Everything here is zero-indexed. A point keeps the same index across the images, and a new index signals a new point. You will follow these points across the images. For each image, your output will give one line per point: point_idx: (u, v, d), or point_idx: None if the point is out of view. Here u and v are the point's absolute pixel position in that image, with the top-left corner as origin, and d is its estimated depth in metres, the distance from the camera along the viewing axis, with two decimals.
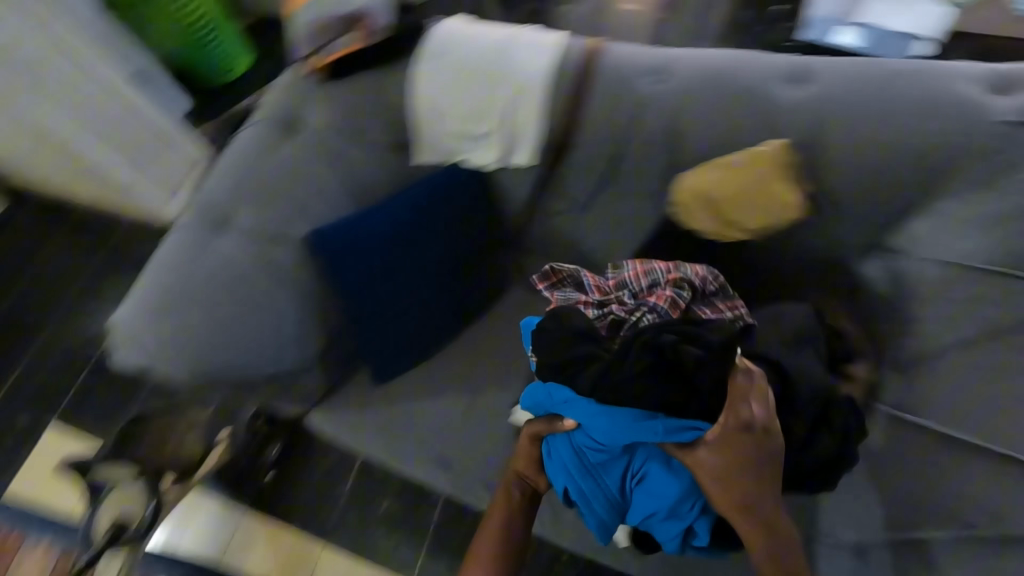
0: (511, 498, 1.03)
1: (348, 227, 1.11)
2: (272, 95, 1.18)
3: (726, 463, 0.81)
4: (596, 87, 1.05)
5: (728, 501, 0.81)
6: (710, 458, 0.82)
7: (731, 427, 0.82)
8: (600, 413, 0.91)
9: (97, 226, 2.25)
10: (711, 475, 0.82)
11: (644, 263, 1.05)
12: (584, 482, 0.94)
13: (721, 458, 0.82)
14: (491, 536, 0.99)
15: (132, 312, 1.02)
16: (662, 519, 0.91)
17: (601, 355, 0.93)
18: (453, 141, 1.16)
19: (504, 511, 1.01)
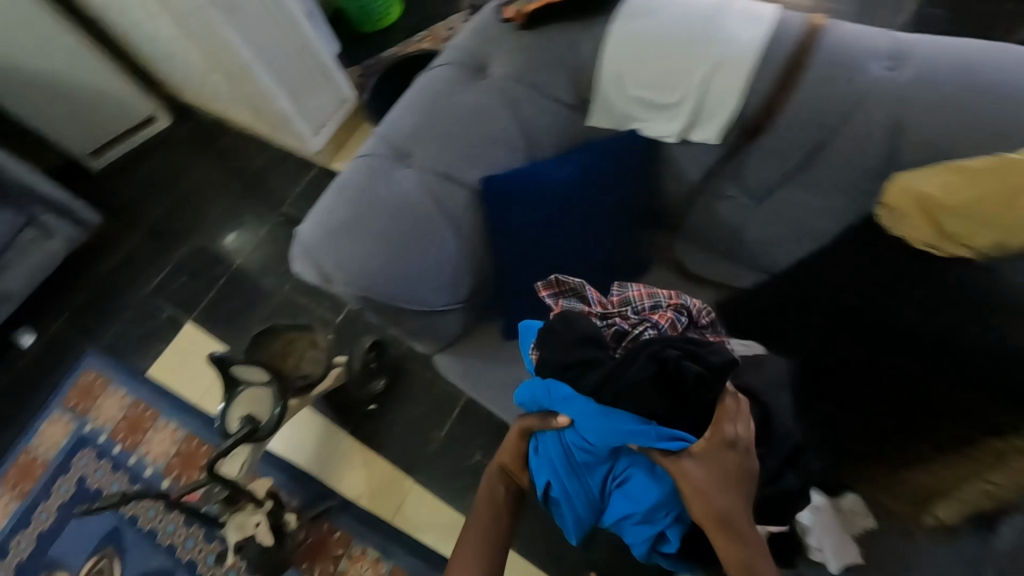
0: (495, 496, 1.04)
1: (519, 179, 1.10)
2: (460, 41, 1.20)
3: (712, 478, 0.82)
4: (813, 66, 0.97)
5: (711, 517, 0.82)
6: (700, 472, 0.82)
7: (722, 441, 0.83)
8: (599, 413, 0.87)
9: (251, 150, 2.45)
10: (695, 488, 0.82)
11: (648, 287, 1.03)
12: (569, 480, 0.93)
13: (704, 473, 0.82)
14: (480, 537, 1.01)
15: (315, 228, 1.07)
16: (637, 522, 0.90)
17: (604, 365, 0.89)
18: (635, 107, 1.12)
19: (491, 513, 1.03)
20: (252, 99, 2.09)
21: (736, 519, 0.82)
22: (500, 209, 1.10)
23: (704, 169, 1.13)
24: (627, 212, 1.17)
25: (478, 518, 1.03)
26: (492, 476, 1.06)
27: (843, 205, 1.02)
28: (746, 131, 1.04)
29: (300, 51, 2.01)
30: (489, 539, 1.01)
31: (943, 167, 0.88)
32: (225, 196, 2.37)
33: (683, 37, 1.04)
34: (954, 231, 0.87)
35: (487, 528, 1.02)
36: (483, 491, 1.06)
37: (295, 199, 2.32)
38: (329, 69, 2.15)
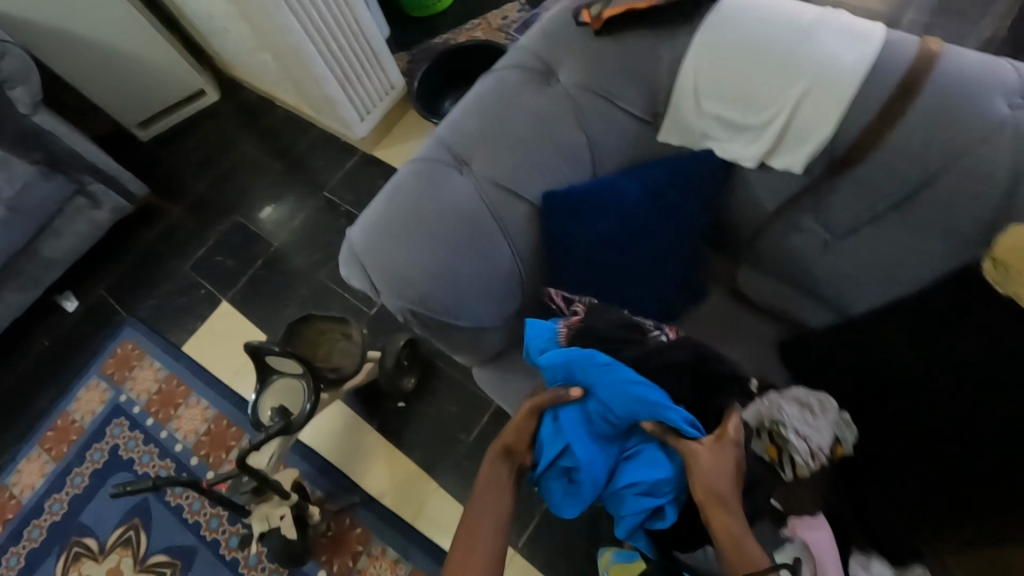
0: (500, 478, 0.96)
1: (583, 194, 1.03)
2: (528, 41, 1.13)
3: (719, 464, 0.86)
4: (922, 96, 0.88)
5: (707, 500, 0.85)
6: (705, 457, 0.86)
7: (730, 439, 0.89)
8: (637, 384, 0.90)
9: (296, 131, 2.42)
10: (700, 469, 0.86)
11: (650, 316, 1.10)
12: (585, 451, 0.93)
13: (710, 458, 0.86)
14: (492, 522, 0.92)
15: (368, 233, 1.02)
16: (639, 493, 0.94)
17: (637, 347, 0.98)
18: (712, 125, 1.04)
19: (499, 494, 0.94)
20: (301, 82, 2.04)
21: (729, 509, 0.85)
22: (561, 227, 1.04)
23: (783, 199, 1.04)
24: (696, 235, 1.09)
25: (485, 503, 0.93)
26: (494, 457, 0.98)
27: (936, 251, 0.93)
28: (836, 164, 0.96)
29: (351, 36, 1.97)
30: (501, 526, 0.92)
31: None
32: (267, 176, 2.35)
33: (777, 53, 0.95)
34: None
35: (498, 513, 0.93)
36: (484, 474, 0.97)
37: (336, 184, 2.29)
38: (378, 55, 2.11)
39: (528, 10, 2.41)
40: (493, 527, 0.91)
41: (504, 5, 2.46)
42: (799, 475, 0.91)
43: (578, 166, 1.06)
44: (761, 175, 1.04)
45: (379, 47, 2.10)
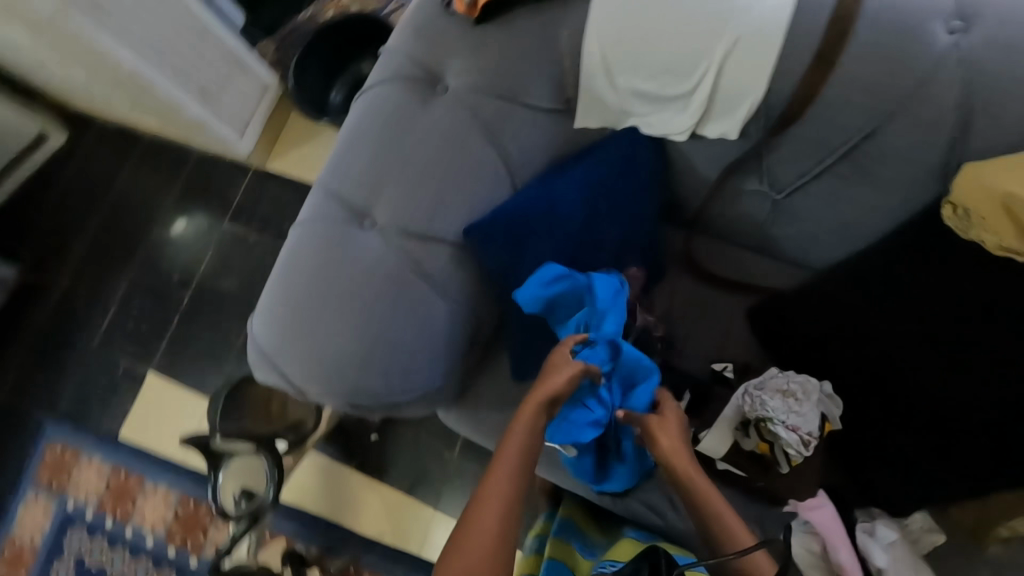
0: (520, 448, 0.78)
1: (509, 218, 0.90)
2: (401, 42, 0.94)
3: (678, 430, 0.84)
4: (858, 31, 0.77)
5: (677, 471, 0.82)
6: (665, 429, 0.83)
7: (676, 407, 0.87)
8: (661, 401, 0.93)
9: (170, 160, 2.07)
10: (667, 441, 0.83)
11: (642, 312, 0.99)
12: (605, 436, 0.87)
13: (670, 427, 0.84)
14: (498, 500, 0.74)
15: (280, 324, 0.88)
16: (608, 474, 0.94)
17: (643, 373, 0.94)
18: (634, 100, 0.90)
19: (521, 453, 0.78)
20: (155, 108, 1.73)
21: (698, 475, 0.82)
22: (495, 259, 0.91)
23: (724, 165, 0.94)
24: (644, 224, 0.98)
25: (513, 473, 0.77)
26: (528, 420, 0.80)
27: (891, 197, 0.87)
28: (776, 123, 0.86)
29: (200, 42, 1.63)
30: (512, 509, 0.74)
31: None
32: (153, 218, 2.01)
33: (690, 9, 0.81)
34: None
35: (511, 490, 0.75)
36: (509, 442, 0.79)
37: (235, 211, 1.97)
38: (237, 56, 1.75)
39: None
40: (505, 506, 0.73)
41: None
42: (795, 464, 0.88)
43: (496, 182, 0.92)
44: (697, 145, 0.93)
45: (241, 50, 1.77)
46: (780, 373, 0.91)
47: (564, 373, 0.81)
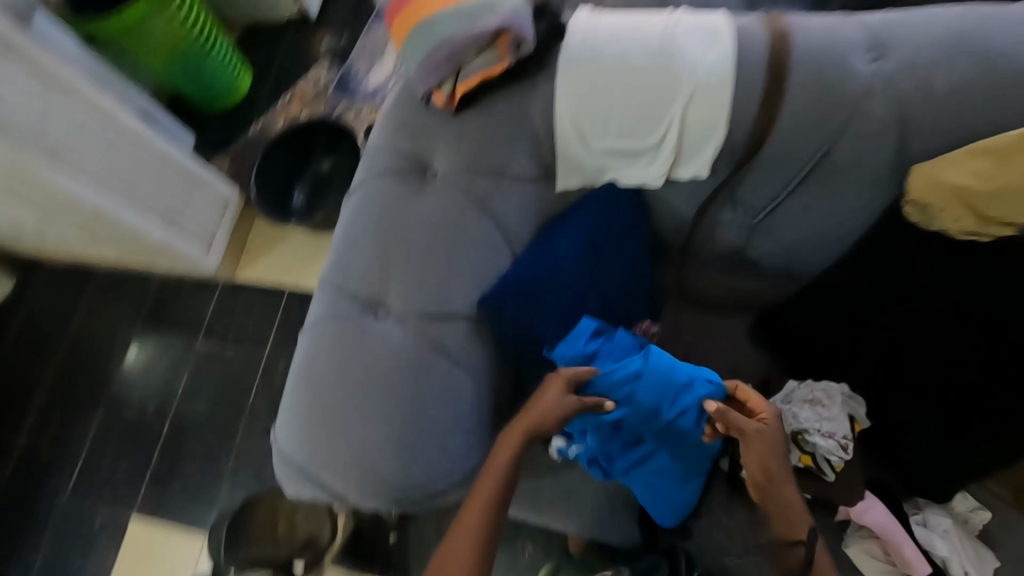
0: (505, 463, 0.85)
1: (514, 285, 0.93)
2: (382, 139, 0.99)
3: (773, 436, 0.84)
4: (794, 70, 0.87)
5: (774, 476, 0.84)
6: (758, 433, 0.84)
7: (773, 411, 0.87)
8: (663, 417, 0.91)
9: (129, 287, 1.99)
10: (762, 449, 0.84)
11: None
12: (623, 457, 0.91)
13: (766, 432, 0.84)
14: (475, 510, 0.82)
15: (308, 430, 0.86)
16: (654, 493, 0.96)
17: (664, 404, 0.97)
18: (608, 159, 0.96)
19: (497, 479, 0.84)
20: (115, 239, 1.69)
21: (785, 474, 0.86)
22: (509, 327, 0.93)
23: (699, 203, 1.01)
24: (640, 267, 1.04)
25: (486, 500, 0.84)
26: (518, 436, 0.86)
27: (852, 205, 0.95)
28: (740, 158, 0.93)
29: (157, 168, 1.63)
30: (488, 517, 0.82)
31: (966, 148, 0.84)
32: (117, 353, 1.90)
33: (646, 72, 0.90)
34: (994, 213, 0.82)
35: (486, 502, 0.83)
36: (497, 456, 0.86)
37: (207, 329, 1.90)
38: (194, 174, 1.75)
39: (338, 68, 2.16)
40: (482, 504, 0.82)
41: (310, 70, 2.19)
42: (839, 470, 0.89)
43: (496, 252, 0.95)
44: (671, 189, 0.99)
45: (198, 169, 1.77)
46: (801, 384, 0.95)
47: (554, 402, 0.85)
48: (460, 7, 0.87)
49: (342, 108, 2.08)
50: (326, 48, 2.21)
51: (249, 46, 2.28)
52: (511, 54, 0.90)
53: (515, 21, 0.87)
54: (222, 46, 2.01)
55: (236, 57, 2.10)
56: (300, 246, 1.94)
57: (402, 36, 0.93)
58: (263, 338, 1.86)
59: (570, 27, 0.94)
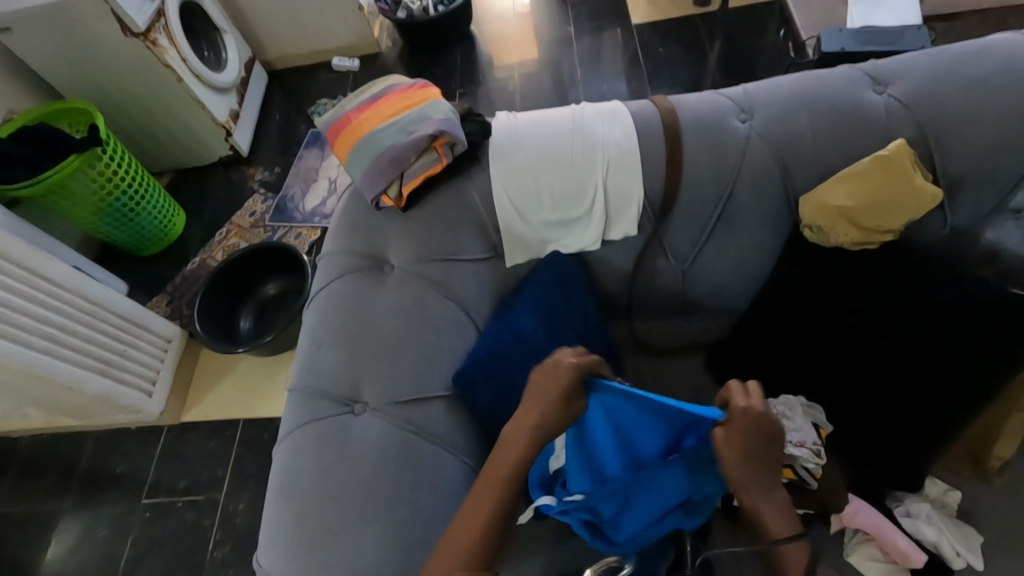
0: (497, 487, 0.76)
1: (484, 358, 0.96)
2: (338, 244, 1.05)
3: (749, 437, 0.72)
4: (685, 135, 1.03)
5: (738, 480, 0.73)
6: (729, 434, 0.73)
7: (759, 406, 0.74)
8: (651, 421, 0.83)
9: (59, 452, 1.81)
10: (734, 450, 0.72)
11: None
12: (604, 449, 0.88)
13: (744, 430, 0.72)
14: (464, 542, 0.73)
15: (294, 547, 0.81)
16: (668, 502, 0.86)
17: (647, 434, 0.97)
18: (546, 231, 1.07)
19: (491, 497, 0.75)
20: (46, 400, 1.57)
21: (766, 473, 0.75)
22: (486, 399, 0.94)
23: (635, 256, 1.12)
24: (594, 325, 1.08)
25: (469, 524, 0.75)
26: (524, 435, 0.77)
27: (763, 238, 1.08)
28: (660, 212, 1.06)
29: (93, 316, 1.58)
30: (481, 549, 0.72)
31: (834, 177, 0.98)
32: (47, 529, 1.69)
33: (566, 154, 1.03)
34: (872, 224, 0.96)
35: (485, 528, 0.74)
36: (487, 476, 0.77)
37: (152, 484, 1.72)
38: (133, 317, 1.70)
39: (273, 196, 2.25)
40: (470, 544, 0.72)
41: (246, 201, 2.26)
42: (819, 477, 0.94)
43: (463, 330, 0.99)
44: (607, 249, 1.10)
45: (141, 314, 1.73)
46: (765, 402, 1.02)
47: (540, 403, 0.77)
48: (398, 121, 1.01)
49: (282, 232, 2.15)
50: (259, 179, 2.31)
51: (182, 189, 2.34)
52: (448, 154, 1.01)
53: (448, 126, 1.00)
54: (153, 190, 2.07)
55: (168, 199, 2.15)
56: (251, 372, 1.88)
57: (352, 147, 1.03)
58: (217, 478, 1.70)
59: (493, 128, 1.08)
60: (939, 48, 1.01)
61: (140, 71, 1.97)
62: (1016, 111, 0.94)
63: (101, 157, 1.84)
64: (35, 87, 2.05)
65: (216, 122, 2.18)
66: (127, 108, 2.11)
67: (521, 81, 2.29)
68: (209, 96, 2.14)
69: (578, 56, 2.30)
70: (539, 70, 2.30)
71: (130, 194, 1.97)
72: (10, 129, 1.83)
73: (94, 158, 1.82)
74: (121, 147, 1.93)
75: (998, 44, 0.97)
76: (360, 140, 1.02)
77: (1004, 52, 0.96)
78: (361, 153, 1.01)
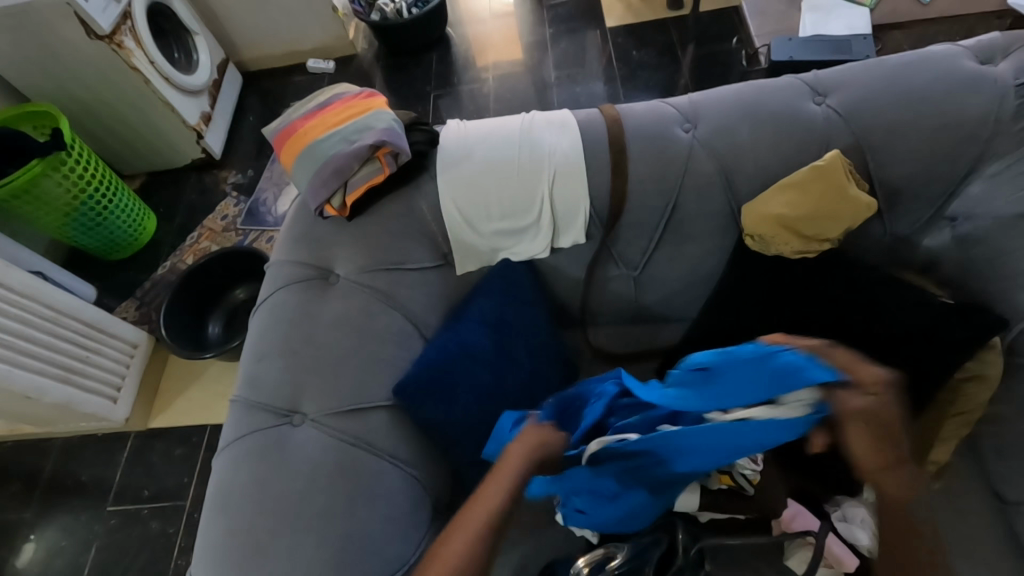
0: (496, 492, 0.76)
1: (426, 368, 0.95)
2: (284, 255, 1.04)
3: (890, 417, 0.66)
4: (631, 144, 1.04)
5: (880, 469, 0.67)
6: (863, 411, 0.66)
7: (888, 384, 0.66)
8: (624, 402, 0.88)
9: (22, 460, 1.78)
10: (861, 434, 0.66)
11: None
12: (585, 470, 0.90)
13: (873, 412, 0.65)
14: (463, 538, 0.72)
15: (225, 562, 0.80)
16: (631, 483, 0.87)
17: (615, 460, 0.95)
18: (495, 240, 1.07)
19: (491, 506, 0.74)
20: (8, 410, 1.55)
21: (907, 465, 0.68)
22: (429, 411, 0.94)
23: (586, 265, 1.12)
24: (545, 332, 1.08)
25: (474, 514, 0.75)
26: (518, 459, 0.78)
27: (710, 247, 1.09)
28: (608, 220, 1.07)
29: (54, 324, 1.55)
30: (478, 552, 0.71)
31: (774, 186, 1.00)
32: (11, 538, 1.66)
33: (513, 162, 1.03)
34: (812, 232, 0.97)
35: (479, 531, 0.72)
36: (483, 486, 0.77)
37: (118, 491, 1.70)
38: (96, 323, 1.67)
39: (246, 199, 2.24)
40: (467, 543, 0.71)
41: (218, 205, 2.25)
42: (756, 483, 0.95)
43: (408, 340, 0.99)
44: (558, 256, 1.10)
45: (107, 320, 1.71)
46: None
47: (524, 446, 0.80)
48: (343, 131, 1.02)
49: (253, 235, 2.14)
50: (231, 182, 2.29)
51: (153, 193, 2.32)
52: (391, 163, 1.01)
53: (391, 136, 0.99)
54: (121, 194, 2.04)
55: (138, 203, 2.12)
56: (220, 380, 1.86)
57: (300, 155, 1.03)
58: (183, 486, 1.69)
59: (442, 138, 1.08)
60: (878, 58, 1.03)
61: (106, 75, 1.95)
62: (951, 122, 0.95)
63: (66, 161, 1.81)
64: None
65: (187, 125, 2.15)
66: (94, 111, 2.08)
67: (495, 84, 2.29)
68: (179, 98, 2.12)
69: (553, 60, 2.30)
70: (514, 73, 2.30)
71: (97, 199, 1.94)
72: None
73: (58, 163, 1.79)
74: (87, 150, 1.90)
75: (935, 55, 0.99)
76: (306, 150, 1.02)
77: (939, 62, 0.98)
78: (307, 163, 1.02)
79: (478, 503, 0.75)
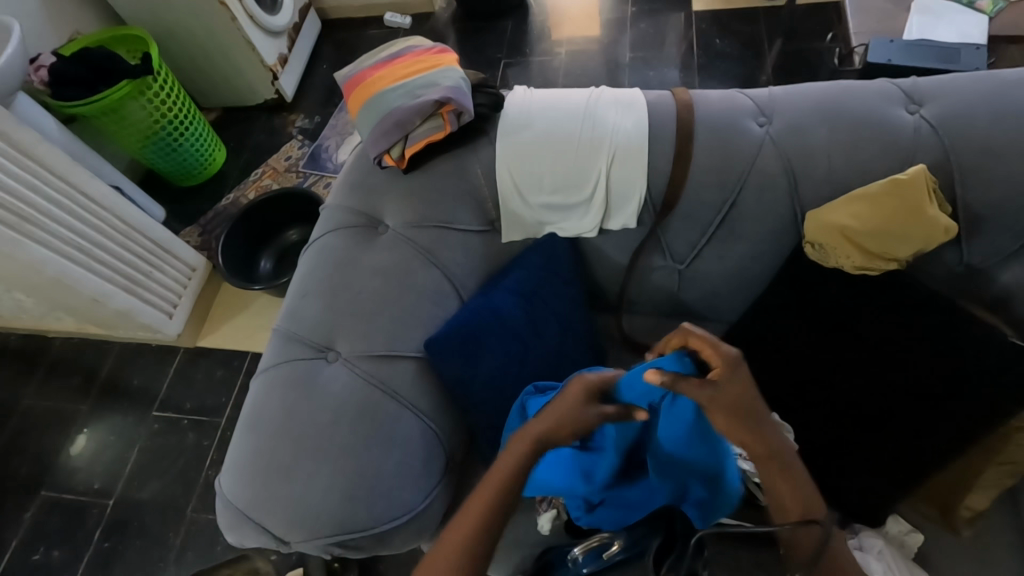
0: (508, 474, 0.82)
1: (457, 328, 0.97)
2: (337, 199, 1.08)
3: (733, 398, 0.74)
4: (697, 131, 1.00)
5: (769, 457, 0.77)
6: (712, 401, 0.73)
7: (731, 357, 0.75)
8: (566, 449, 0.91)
9: (85, 359, 1.94)
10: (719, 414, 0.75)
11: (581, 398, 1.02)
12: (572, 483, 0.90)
13: (716, 401, 0.73)
14: (468, 524, 0.80)
15: (250, 476, 0.88)
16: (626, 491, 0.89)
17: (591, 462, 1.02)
18: (545, 213, 1.06)
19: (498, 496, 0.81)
20: (79, 310, 1.68)
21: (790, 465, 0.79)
22: (454, 368, 0.96)
23: (631, 251, 1.10)
24: (579, 311, 1.07)
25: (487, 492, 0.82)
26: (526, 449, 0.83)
27: (764, 251, 1.05)
28: (661, 208, 1.04)
29: (125, 238, 1.66)
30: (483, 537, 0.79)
31: (845, 196, 0.94)
32: (67, 425, 1.83)
33: (573, 136, 1.02)
34: (878, 250, 0.92)
35: (474, 529, 0.79)
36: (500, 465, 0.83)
37: (163, 399, 1.84)
38: (163, 243, 1.78)
39: (310, 143, 2.30)
40: (495, 496, 0.81)
41: (283, 146, 2.32)
42: None
43: (444, 298, 1.01)
44: (605, 238, 1.09)
45: (171, 240, 1.81)
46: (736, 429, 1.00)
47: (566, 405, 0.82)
48: (409, 85, 1.04)
49: (313, 179, 2.21)
50: (298, 127, 2.36)
51: (224, 127, 2.42)
52: (453, 122, 1.02)
53: (456, 94, 1.00)
54: (197, 124, 2.14)
55: (212, 135, 2.22)
56: (265, 312, 1.96)
57: (365, 104, 1.06)
58: (221, 404, 1.80)
59: (507, 102, 1.08)
60: (988, 72, 0.96)
61: (197, 8, 2.02)
62: None
63: (151, 84, 1.90)
64: (98, 10, 2.13)
65: (264, 65, 2.22)
66: (181, 43, 2.17)
67: (567, 58, 2.24)
68: (260, 38, 2.18)
69: (631, 40, 2.22)
70: (588, 50, 2.23)
71: (174, 126, 2.04)
72: (72, 49, 1.92)
73: (145, 87, 1.88)
74: (171, 78, 1.99)
75: None
76: (370, 101, 1.05)
77: None
78: (371, 112, 1.04)
79: (480, 496, 0.82)
